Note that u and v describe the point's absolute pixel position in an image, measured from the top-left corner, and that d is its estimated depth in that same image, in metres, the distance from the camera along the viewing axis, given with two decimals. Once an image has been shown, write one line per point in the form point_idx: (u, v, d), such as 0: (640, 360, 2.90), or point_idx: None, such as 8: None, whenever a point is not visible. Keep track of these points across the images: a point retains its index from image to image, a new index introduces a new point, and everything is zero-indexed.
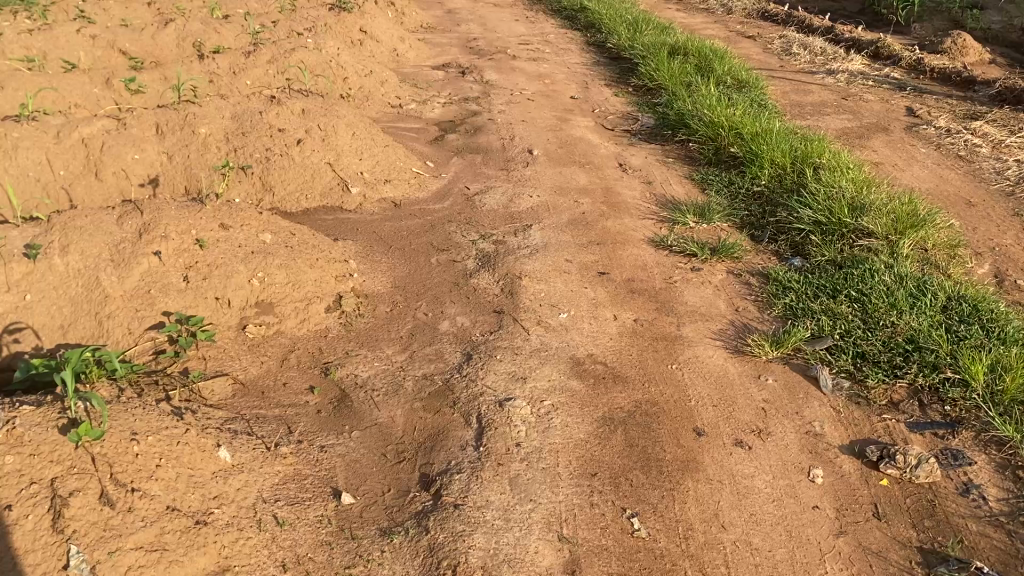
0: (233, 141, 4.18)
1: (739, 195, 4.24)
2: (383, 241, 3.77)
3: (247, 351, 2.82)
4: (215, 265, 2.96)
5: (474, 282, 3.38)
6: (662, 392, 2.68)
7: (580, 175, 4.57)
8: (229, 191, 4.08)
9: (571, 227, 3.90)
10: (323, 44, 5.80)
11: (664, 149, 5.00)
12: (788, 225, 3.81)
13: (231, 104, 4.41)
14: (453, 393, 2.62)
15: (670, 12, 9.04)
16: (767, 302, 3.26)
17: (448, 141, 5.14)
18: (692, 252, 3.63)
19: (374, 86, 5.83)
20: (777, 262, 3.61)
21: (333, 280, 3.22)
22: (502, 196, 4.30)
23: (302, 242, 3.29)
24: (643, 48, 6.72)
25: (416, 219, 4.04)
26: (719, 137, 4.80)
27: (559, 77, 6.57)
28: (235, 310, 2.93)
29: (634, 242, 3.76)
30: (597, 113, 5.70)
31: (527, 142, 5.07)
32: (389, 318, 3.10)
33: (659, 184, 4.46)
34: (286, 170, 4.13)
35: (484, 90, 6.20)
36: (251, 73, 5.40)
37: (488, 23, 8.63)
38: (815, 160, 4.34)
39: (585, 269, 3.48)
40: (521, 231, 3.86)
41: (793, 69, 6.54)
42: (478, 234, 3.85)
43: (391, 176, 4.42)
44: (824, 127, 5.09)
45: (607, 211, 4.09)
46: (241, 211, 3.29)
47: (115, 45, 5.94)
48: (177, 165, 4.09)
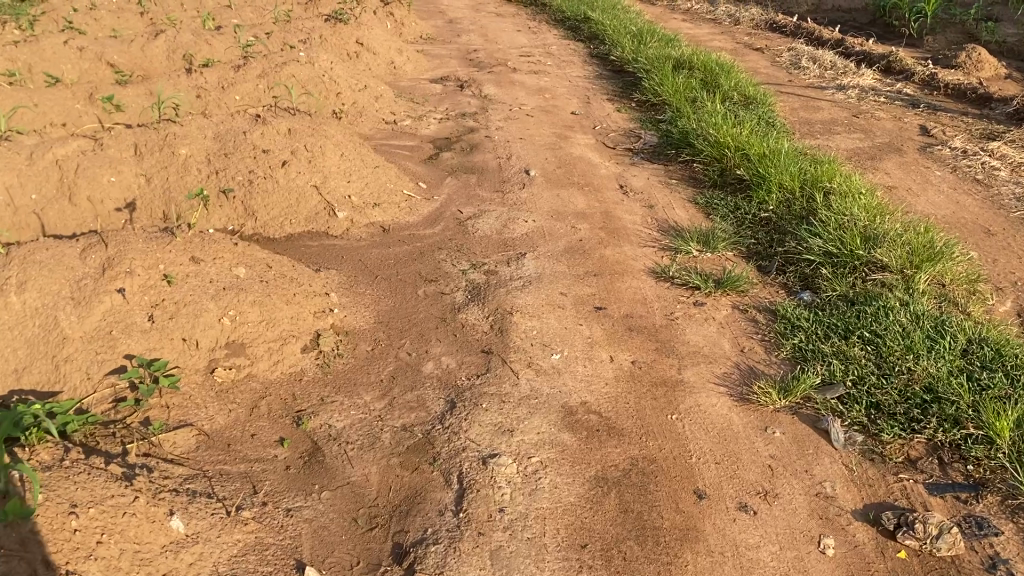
0: (214, 163, 3.99)
1: (745, 222, 4.03)
2: (369, 271, 3.57)
3: (215, 398, 2.63)
4: (183, 302, 2.78)
5: (462, 316, 3.18)
6: (660, 447, 2.48)
7: (579, 198, 4.37)
8: (209, 217, 3.92)
9: (567, 256, 3.70)
10: (316, 58, 5.61)
11: (667, 169, 4.80)
12: (797, 256, 3.61)
13: (214, 123, 4.23)
14: (433, 448, 2.43)
15: (676, 22, 8.84)
16: (774, 342, 3.05)
17: (443, 160, 4.95)
18: (695, 284, 3.43)
19: (368, 101, 5.65)
20: (785, 296, 3.40)
21: (312, 316, 3.02)
22: (496, 220, 4.10)
23: (279, 275, 3.10)
24: (647, 61, 6.52)
25: (405, 246, 3.84)
26: (724, 158, 4.60)
27: (560, 91, 6.38)
28: (204, 352, 2.74)
29: (633, 272, 3.56)
30: (598, 131, 5.50)
31: (525, 162, 4.88)
32: (370, 359, 2.90)
33: (661, 209, 4.26)
34: (269, 194, 3.95)
35: (482, 105, 6.01)
36: (240, 89, 5.22)
37: (489, 33, 8.44)
38: (825, 185, 4.13)
39: (581, 303, 3.28)
40: (514, 260, 3.66)
41: (802, 84, 6.34)
42: (469, 263, 3.65)
43: (380, 199, 4.22)
44: (834, 147, 4.89)
45: (606, 238, 3.88)
46: (215, 243, 3.11)
47: (102, 58, 5.78)
48: (155, 189, 3.93)
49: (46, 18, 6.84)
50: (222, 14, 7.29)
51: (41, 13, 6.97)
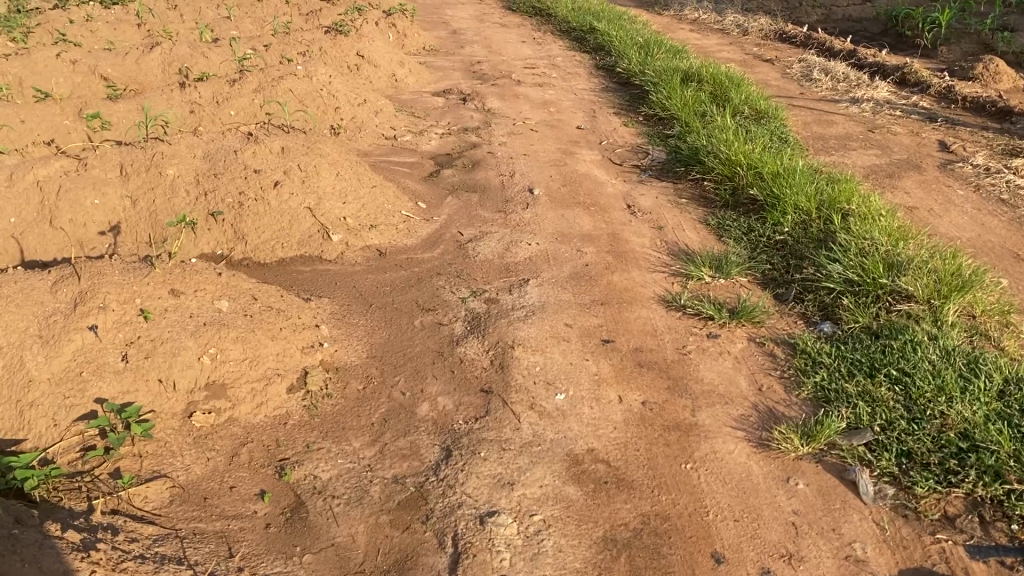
0: (203, 184, 3.81)
1: (759, 245, 3.83)
2: (362, 299, 3.38)
3: (192, 446, 2.44)
4: (160, 340, 2.59)
5: (460, 350, 2.98)
6: (674, 503, 2.28)
7: (584, 219, 4.18)
8: (196, 241, 3.72)
9: (572, 282, 3.49)
10: (314, 71, 5.43)
11: (677, 188, 4.60)
12: (816, 283, 3.40)
13: (205, 142, 4.05)
14: (426, 504, 2.23)
15: (683, 32, 8.65)
16: (794, 380, 2.85)
17: (444, 177, 4.76)
18: (708, 314, 3.22)
19: (367, 116, 5.46)
20: (804, 327, 3.19)
21: (299, 352, 2.83)
22: (497, 243, 3.90)
23: (265, 307, 2.91)
24: (655, 74, 6.33)
25: (401, 271, 3.64)
26: (736, 177, 4.40)
27: (565, 105, 6.20)
28: (182, 394, 2.55)
29: (643, 301, 3.34)
30: (605, 146, 5.31)
31: (529, 180, 4.69)
32: (361, 399, 2.70)
33: (671, 230, 4.06)
34: (260, 218, 3.76)
35: (485, 119, 5.83)
36: (234, 103, 5.04)
37: (493, 44, 8.27)
38: (843, 206, 3.93)
39: (588, 335, 3.06)
40: (517, 287, 3.45)
41: (815, 97, 6.14)
42: (469, 290, 3.45)
43: (377, 221, 4.03)
44: (850, 164, 4.69)
45: (613, 262, 3.68)
46: (197, 273, 2.92)
47: (95, 71, 5.62)
48: (141, 212, 3.74)
49: (41, 30, 6.70)
50: (220, 26, 7.14)
51: (37, 25, 6.82)
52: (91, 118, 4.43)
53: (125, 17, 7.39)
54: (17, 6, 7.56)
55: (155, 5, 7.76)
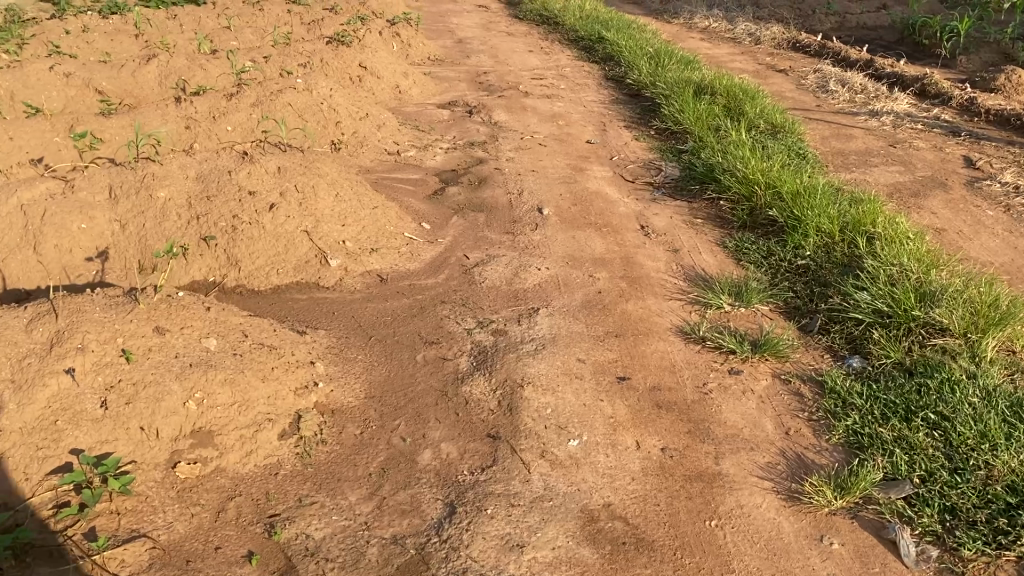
0: (195, 207, 3.64)
1: (781, 270, 3.63)
2: (362, 331, 3.19)
3: (175, 500, 2.25)
4: (142, 383, 2.41)
5: (465, 389, 2.79)
6: (698, 567, 2.10)
7: (596, 241, 3.99)
8: (187, 267, 3.55)
9: (584, 311, 3.29)
10: (314, 85, 5.26)
11: (691, 207, 4.41)
12: (842, 313, 3.21)
13: (198, 161, 3.87)
14: (428, 570, 2.05)
15: (693, 42, 8.47)
16: (824, 424, 2.65)
17: (449, 196, 4.58)
18: (728, 348, 3.03)
19: (369, 130, 5.29)
20: (832, 362, 3.00)
21: (291, 394, 2.64)
22: (505, 267, 3.72)
23: (256, 344, 2.72)
24: (666, 86, 6.14)
25: (403, 299, 3.46)
26: (754, 196, 4.21)
27: (574, 118, 6.01)
28: (165, 443, 2.37)
29: (659, 332, 3.14)
30: (616, 162, 5.12)
31: (537, 198, 4.50)
32: (358, 446, 2.52)
33: (686, 253, 3.87)
34: (254, 242, 3.58)
35: (491, 133, 5.65)
36: (232, 118, 4.87)
37: (500, 53, 8.09)
38: (867, 228, 3.74)
39: (601, 372, 2.86)
40: (526, 316, 3.26)
41: (832, 110, 5.94)
42: (474, 320, 3.26)
43: (378, 244, 3.84)
44: (873, 182, 4.49)
45: (626, 289, 3.49)
46: (184, 307, 2.73)
47: (90, 84, 5.46)
48: (131, 236, 3.58)
49: (37, 41, 6.54)
50: (220, 36, 6.97)
51: (33, 36, 6.66)
52: (78, 136, 4.21)
53: (124, 27, 7.23)
54: (14, 16, 7.41)
55: (155, 15, 7.60)
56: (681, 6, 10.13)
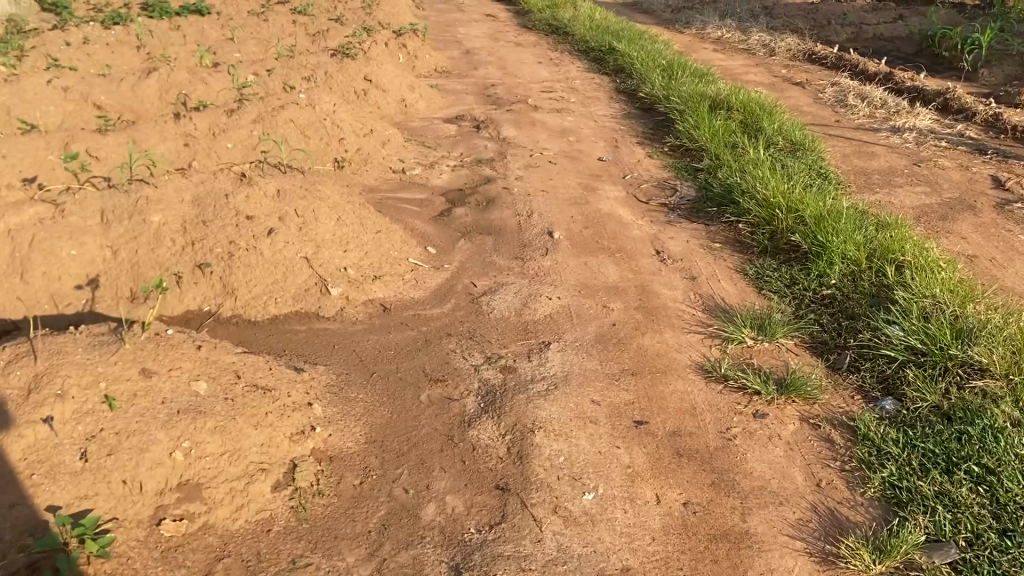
0: (190, 233, 3.48)
1: (805, 301, 3.45)
2: (363, 366, 3.02)
3: (159, 562, 2.07)
4: (126, 433, 2.23)
5: (472, 434, 2.61)
6: None
7: (609, 267, 3.81)
8: (181, 296, 3.38)
9: (598, 346, 3.11)
10: (318, 100, 5.11)
11: (709, 230, 4.23)
12: (873, 350, 3.02)
13: (195, 184, 3.72)
14: None
15: (707, 53, 8.29)
16: (858, 475, 2.47)
17: (455, 217, 4.41)
18: (753, 388, 2.84)
19: (374, 147, 5.12)
20: (863, 405, 2.81)
21: (286, 440, 2.46)
22: (514, 296, 3.54)
23: (250, 386, 2.55)
24: (680, 100, 5.97)
25: (407, 331, 3.29)
26: (775, 220, 4.03)
27: (585, 133, 5.85)
28: (150, 497, 2.19)
29: (678, 370, 2.95)
30: (629, 181, 4.95)
31: (548, 221, 4.32)
32: (357, 498, 2.34)
33: (705, 281, 3.69)
34: (252, 269, 3.42)
35: (500, 149, 5.48)
36: (233, 135, 4.73)
37: (508, 65, 7.93)
38: (896, 256, 3.56)
39: (617, 415, 2.68)
40: (536, 352, 3.08)
41: (852, 125, 5.76)
42: (482, 356, 3.09)
43: (382, 271, 3.67)
44: (898, 205, 4.31)
45: (642, 322, 3.31)
46: (174, 348, 2.56)
47: (88, 99, 5.31)
48: (122, 262, 3.42)
49: (36, 52, 6.40)
50: (224, 48, 6.84)
51: (32, 47, 6.52)
52: (71, 159, 4.12)
53: (126, 39, 7.09)
54: (15, 26, 7.27)
55: (157, 26, 7.47)
56: (693, 15, 9.95)
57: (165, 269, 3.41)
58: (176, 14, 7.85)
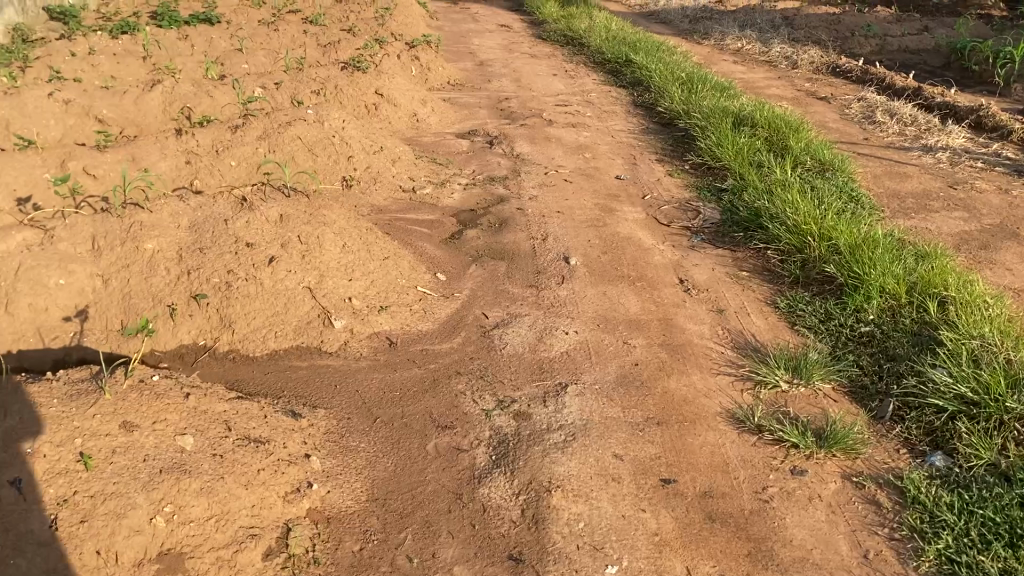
0: (186, 261, 3.28)
1: (841, 339, 3.22)
2: (367, 409, 2.80)
3: None
4: (102, 497, 2.01)
5: (483, 492, 2.40)
6: None
7: (630, 297, 3.59)
8: (175, 329, 3.17)
9: (619, 389, 2.88)
10: (326, 116, 4.92)
11: (735, 257, 4.00)
12: (919, 397, 2.78)
13: (192, 209, 3.54)
14: None
15: (727, 65, 8.07)
16: (910, 546, 2.24)
17: (467, 240, 4.19)
18: (790, 441, 2.62)
19: (383, 165, 4.92)
20: (911, 461, 2.58)
21: (280, 500, 2.25)
22: (528, 330, 3.31)
23: (241, 440, 2.34)
24: (702, 115, 5.75)
25: (414, 369, 3.06)
26: (806, 248, 3.80)
27: (602, 149, 5.63)
28: (126, 569, 1.95)
29: (708, 419, 2.74)
30: (649, 201, 4.72)
31: (565, 245, 4.10)
32: (357, 567, 2.12)
33: (733, 314, 3.46)
34: (251, 300, 3.21)
35: (513, 166, 5.27)
36: (236, 152, 4.54)
37: (523, 77, 7.73)
38: (938, 290, 3.32)
39: (642, 472, 2.47)
40: (552, 395, 2.85)
41: (882, 143, 5.53)
42: (494, 399, 2.85)
43: (388, 300, 3.45)
44: (936, 232, 4.08)
45: (667, 361, 3.08)
46: (158, 397, 2.36)
47: (89, 112, 5.14)
48: (113, 292, 3.22)
49: (39, 63, 6.23)
50: (231, 59, 6.66)
51: (36, 58, 6.36)
52: (60, 182, 3.78)
53: (133, 49, 6.93)
54: (21, 35, 7.12)
55: (166, 35, 7.30)
56: (712, 26, 9.72)
57: (159, 300, 3.20)
58: (184, 22, 7.68)
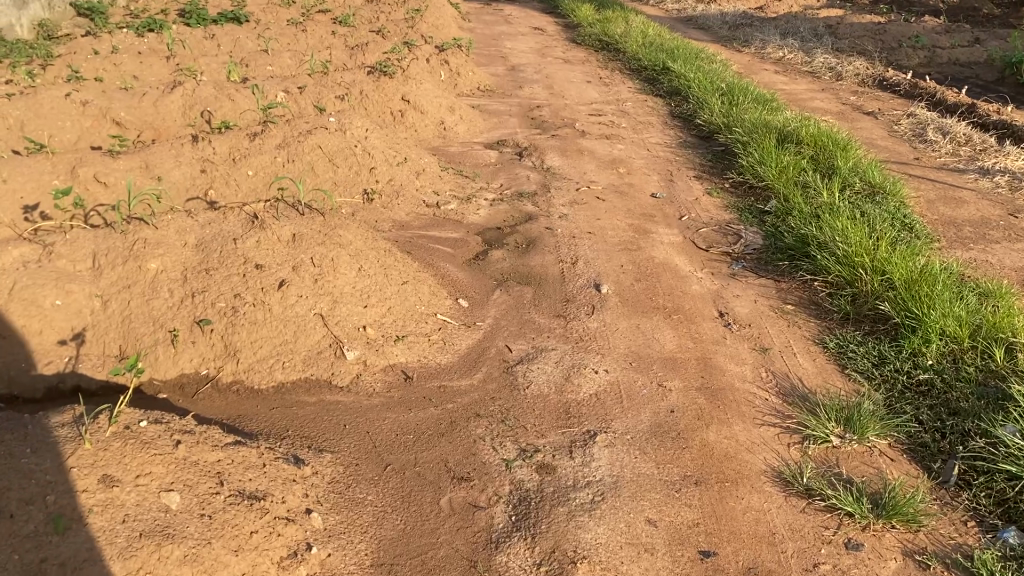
0: (192, 282, 3.07)
1: (897, 388, 2.94)
2: (377, 455, 2.57)
3: None
4: (72, 567, 1.76)
5: (501, 561, 2.16)
6: None
7: (666, 332, 3.33)
8: (175, 357, 2.96)
9: (654, 440, 2.63)
10: (349, 124, 4.70)
11: (779, 288, 3.73)
12: (988, 461, 2.50)
13: (201, 226, 3.33)
14: None
15: (768, 75, 7.78)
16: None
17: (492, 262, 3.96)
18: (844, 509, 2.36)
19: (407, 178, 4.69)
20: (981, 537, 2.31)
21: (275, 567, 2.02)
22: (554, 366, 3.06)
23: (234, 496, 2.11)
24: (743, 130, 5.47)
25: (430, 409, 2.81)
26: (858, 282, 3.53)
27: (637, 164, 5.37)
28: None
29: (751, 481, 2.48)
30: (686, 223, 4.46)
31: (596, 270, 3.85)
32: None
33: (778, 354, 3.19)
34: (258, 327, 3.00)
35: (543, 181, 5.02)
36: (253, 162, 4.36)
37: (556, 84, 7.48)
38: (1005, 335, 3.03)
39: (679, 542, 2.23)
40: (579, 446, 2.60)
41: (935, 165, 5.22)
42: (516, 448, 2.60)
43: (406, 329, 3.22)
44: (998, 268, 3.79)
45: (706, 408, 2.82)
46: (145, 447, 2.14)
47: (107, 114, 4.98)
48: (113, 315, 3.02)
49: (61, 61, 6.10)
50: (256, 62, 6.48)
51: (59, 56, 6.23)
52: (63, 196, 3.60)
53: (158, 47, 6.78)
54: (46, 32, 7.01)
55: (192, 33, 7.15)
56: (753, 33, 9.42)
57: (160, 325, 2.99)
58: (212, 21, 7.53)
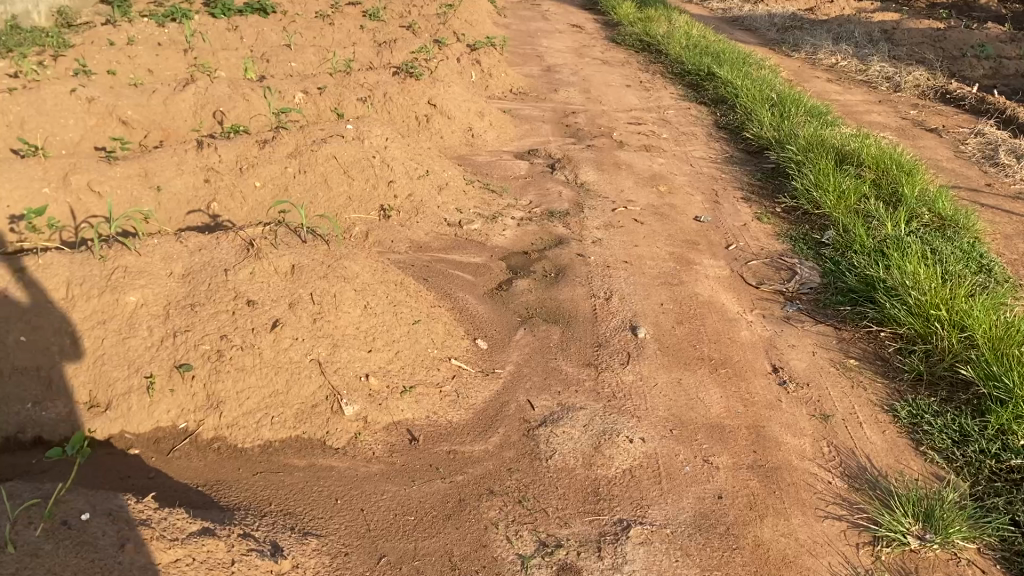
0: (174, 320, 2.72)
1: (984, 476, 2.49)
2: (370, 543, 2.18)
3: None
4: None
5: None
6: None
7: (711, 390, 2.92)
8: (151, 408, 2.59)
9: (700, 539, 2.22)
10: (367, 131, 4.30)
11: (840, 338, 3.29)
12: None
13: (190, 254, 2.99)
14: None
15: (820, 84, 7.28)
16: None
17: (516, 294, 3.54)
18: None
19: (428, 192, 4.27)
20: None
21: None
22: (582, 431, 2.65)
23: None
24: (796, 147, 5.01)
25: (437, 482, 2.42)
26: (932, 338, 3.08)
27: (679, 181, 4.93)
28: None
29: None
30: (733, 253, 4.03)
31: (632, 309, 3.44)
32: None
33: (841, 424, 2.76)
34: (245, 374, 2.63)
35: (577, 199, 4.61)
36: (261, 171, 4.01)
37: (593, 87, 7.04)
38: None
39: None
40: (609, 541, 2.20)
41: (1010, 194, 4.74)
42: (534, 540, 2.21)
43: (415, 379, 2.83)
44: None
45: (760, 495, 2.40)
46: (83, 551, 1.77)
47: (113, 112, 4.64)
48: (82, 355, 2.65)
49: (75, 51, 5.79)
50: (278, 59, 6.12)
51: (73, 45, 5.92)
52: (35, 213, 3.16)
53: (177, 38, 6.43)
54: (65, 20, 6.71)
55: (215, 24, 6.81)
56: (803, 37, 8.89)
57: (135, 369, 2.63)
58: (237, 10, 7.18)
